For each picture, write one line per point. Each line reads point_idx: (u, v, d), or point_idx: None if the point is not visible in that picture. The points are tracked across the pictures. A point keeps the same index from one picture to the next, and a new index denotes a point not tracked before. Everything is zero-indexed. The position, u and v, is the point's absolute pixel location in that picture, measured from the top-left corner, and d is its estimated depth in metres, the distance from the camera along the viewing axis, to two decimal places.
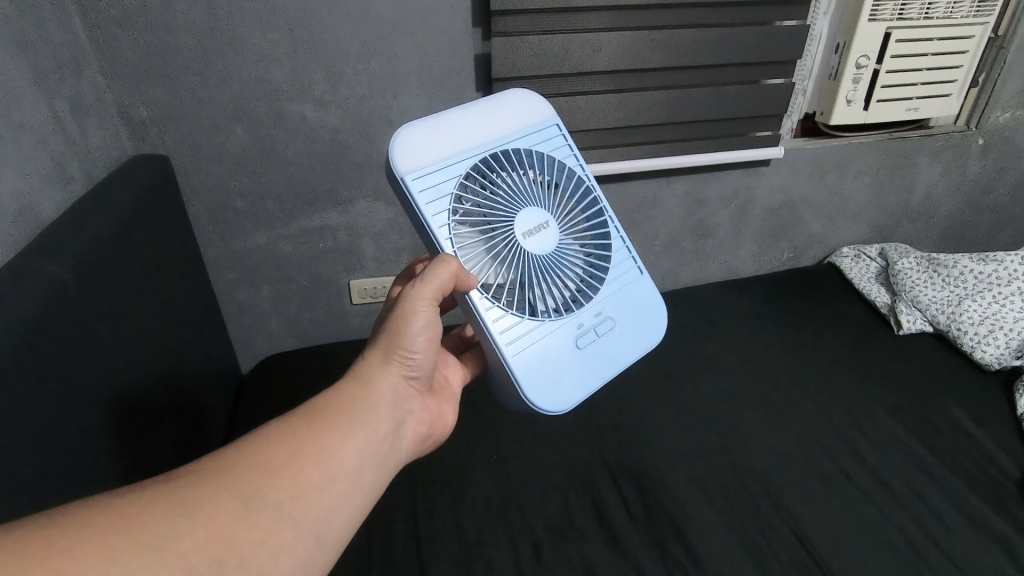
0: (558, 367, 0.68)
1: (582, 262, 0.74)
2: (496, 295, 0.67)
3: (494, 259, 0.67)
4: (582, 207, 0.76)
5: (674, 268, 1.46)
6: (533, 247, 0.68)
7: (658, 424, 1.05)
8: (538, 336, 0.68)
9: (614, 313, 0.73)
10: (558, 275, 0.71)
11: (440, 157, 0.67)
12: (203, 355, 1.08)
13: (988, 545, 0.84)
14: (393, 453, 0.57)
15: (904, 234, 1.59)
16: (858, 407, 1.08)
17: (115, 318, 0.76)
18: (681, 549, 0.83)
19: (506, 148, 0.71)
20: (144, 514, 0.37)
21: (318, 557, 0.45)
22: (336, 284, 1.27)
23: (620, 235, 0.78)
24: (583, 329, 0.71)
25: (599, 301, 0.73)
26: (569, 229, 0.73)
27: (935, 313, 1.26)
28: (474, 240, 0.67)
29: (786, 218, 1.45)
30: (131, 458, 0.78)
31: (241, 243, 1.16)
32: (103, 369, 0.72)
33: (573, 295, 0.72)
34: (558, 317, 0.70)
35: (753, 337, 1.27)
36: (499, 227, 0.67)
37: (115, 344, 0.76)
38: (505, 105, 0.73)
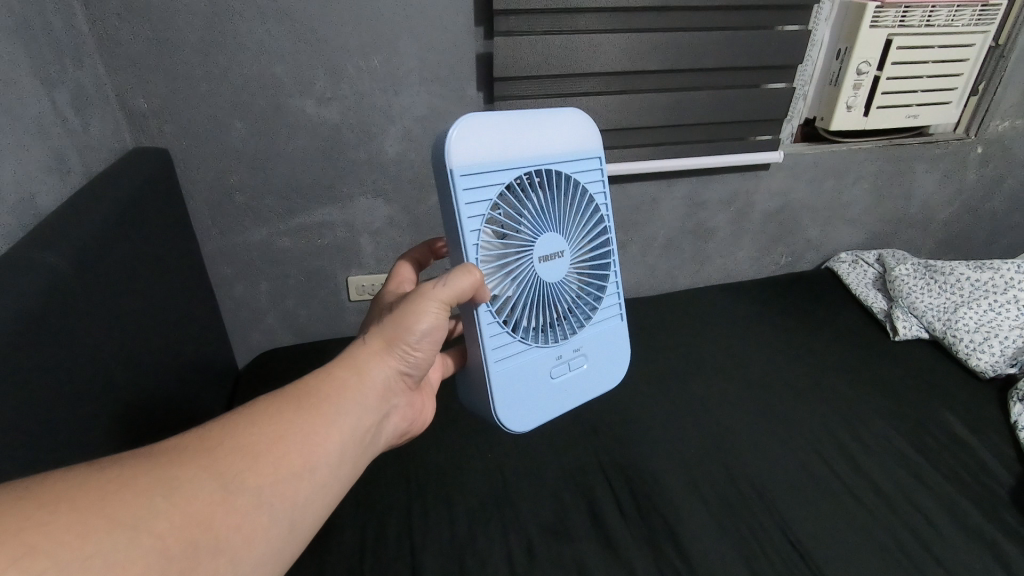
0: (530, 396, 0.70)
1: (578, 298, 0.74)
2: (500, 313, 0.66)
3: (508, 278, 0.66)
4: (593, 244, 0.75)
5: (673, 270, 1.46)
6: (544, 274, 0.68)
7: (653, 426, 1.05)
8: (523, 358, 0.69)
9: (588, 351, 0.76)
10: (558, 303, 0.71)
11: (491, 158, 0.64)
12: (200, 349, 1.08)
13: (980, 551, 0.84)
14: (371, 446, 0.57)
15: (902, 240, 1.59)
16: (853, 411, 1.09)
17: (112, 310, 0.76)
18: (674, 550, 0.83)
19: (549, 169, 0.68)
20: (121, 492, 0.37)
21: (289, 546, 0.45)
22: (335, 280, 1.27)
23: (616, 281, 0.78)
24: (560, 361, 0.73)
25: (580, 337, 0.75)
26: (576, 263, 0.73)
27: (932, 320, 1.26)
28: (493, 256, 0.65)
29: (784, 222, 1.45)
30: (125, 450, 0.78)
31: (240, 237, 1.16)
32: (99, 360, 0.72)
33: (561, 327, 0.73)
34: (543, 345, 0.71)
35: (750, 340, 1.27)
36: (517, 249, 0.66)
37: (112, 337, 0.75)
38: (561, 124, 0.70)
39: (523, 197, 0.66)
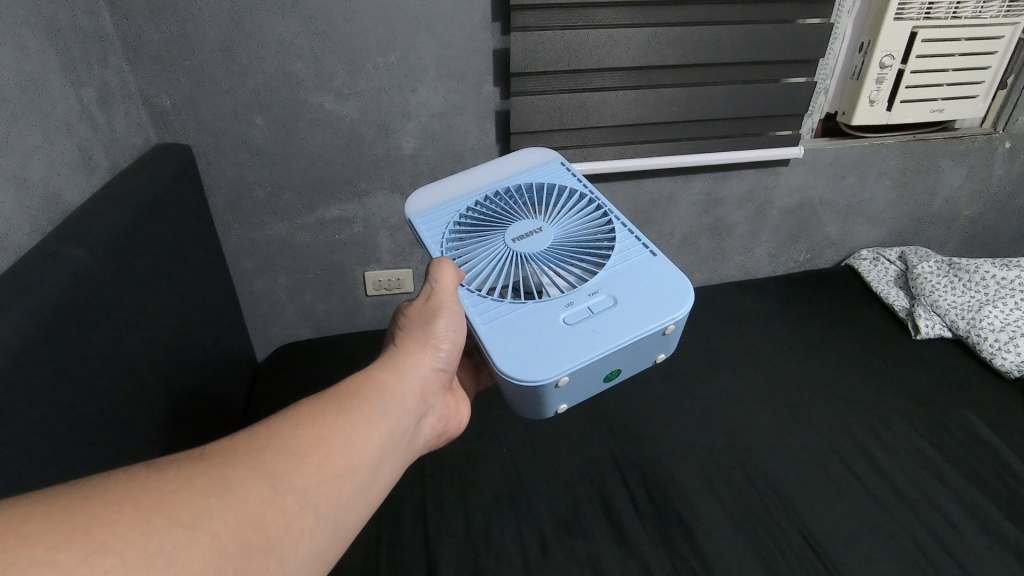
0: (541, 344, 0.60)
1: (579, 254, 0.69)
2: (481, 287, 0.67)
3: (482, 261, 0.69)
4: (582, 216, 0.74)
5: (689, 266, 1.45)
6: (524, 247, 0.69)
7: (668, 422, 1.05)
8: (522, 314, 0.63)
9: (614, 291, 0.64)
10: (557, 263, 0.68)
11: (443, 199, 0.78)
12: (221, 343, 1.10)
13: (1001, 553, 0.83)
14: (410, 445, 0.55)
15: (925, 237, 1.56)
16: (872, 411, 1.07)
17: (136, 303, 0.78)
18: (688, 547, 0.84)
19: (503, 186, 0.78)
20: (178, 492, 0.36)
21: (334, 547, 0.44)
22: (352, 275, 1.28)
23: (627, 229, 0.71)
24: (573, 308, 0.63)
25: (596, 282, 0.65)
26: (564, 232, 0.72)
27: (955, 318, 1.23)
28: (463, 250, 0.71)
29: (803, 218, 1.43)
30: (149, 441, 0.80)
31: (259, 233, 1.17)
32: (124, 353, 0.74)
33: (567, 282, 0.67)
34: (545, 300, 0.65)
35: (767, 338, 1.26)
36: (486, 239, 0.71)
37: (135, 328, 0.77)
38: (510, 160, 0.83)
39: (482, 211, 0.75)
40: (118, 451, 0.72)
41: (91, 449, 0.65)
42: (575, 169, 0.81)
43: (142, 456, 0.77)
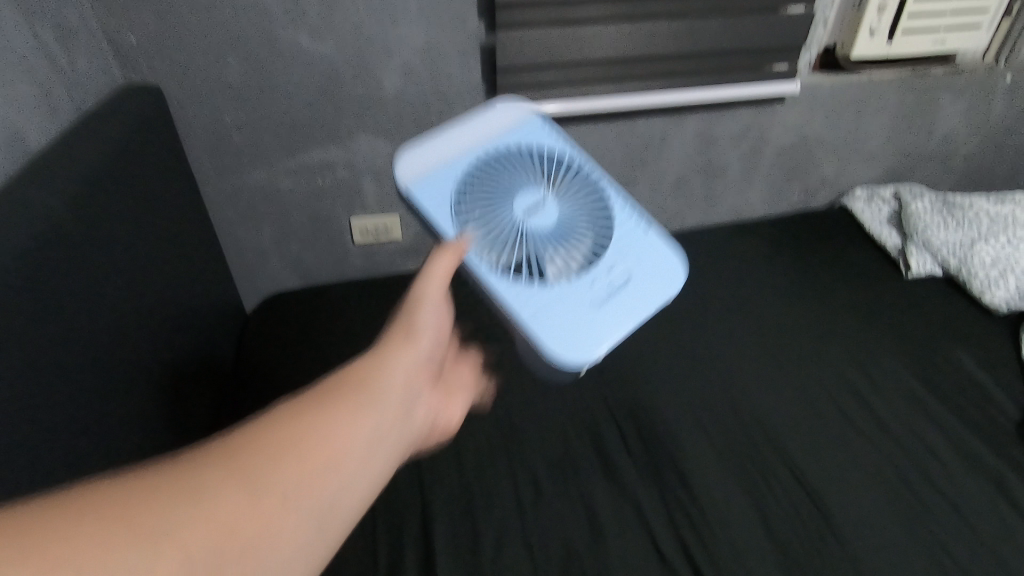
0: (577, 326, 0.64)
1: (587, 230, 0.70)
2: (508, 269, 0.66)
3: (498, 238, 0.66)
4: (577, 182, 0.72)
5: (682, 209, 1.42)
6: (533, 223, 0.67)
7: (658, 364, 1.05)
8: (551, 301, 0.65)
9: (630, 269, 0.68)
10: (568, 237, 0.68)
11: (435, 166, 0.71)
12: (204, 295, 1.08)
13: (984, 485, 0.86)
14: (408, 423, 0.55)
15: (921, 175, 1.54)
16: (862, 350, 1.08)
17: (110, 251, 0.75)
18: (679, 484, 0.85)
19: (493, 145, 0.72)
20: (141, 503, 0.35)
21: (326, 544, 0.43)
22: (338, 223, 1.25)
23: (621, 198, 0.73)
24: (597, 287, 0.66)
25: (611, 258, 0.68)
26: (567, 203, 0.70)
27: (946, 255, 1.22)
28: (474, 225, 0.67)
29: (799, 157, 1.40)
30: (129, 391, 0.78)
31: (238, 179, 1.14)
32: (99, 302, 0.72)
33: (584, 261, 0.68)
34: (570, 279, 0.66)
35: (760, 280, 1.25)
36: (494, 212, 0.68)
37: (109, 276, 0.75)
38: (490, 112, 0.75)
39: (482, 180, 0.70)
40: (97, 404, 0.71)
41: (65, 399, 0.64)
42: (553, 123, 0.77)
43: (124, 405, 0.77)
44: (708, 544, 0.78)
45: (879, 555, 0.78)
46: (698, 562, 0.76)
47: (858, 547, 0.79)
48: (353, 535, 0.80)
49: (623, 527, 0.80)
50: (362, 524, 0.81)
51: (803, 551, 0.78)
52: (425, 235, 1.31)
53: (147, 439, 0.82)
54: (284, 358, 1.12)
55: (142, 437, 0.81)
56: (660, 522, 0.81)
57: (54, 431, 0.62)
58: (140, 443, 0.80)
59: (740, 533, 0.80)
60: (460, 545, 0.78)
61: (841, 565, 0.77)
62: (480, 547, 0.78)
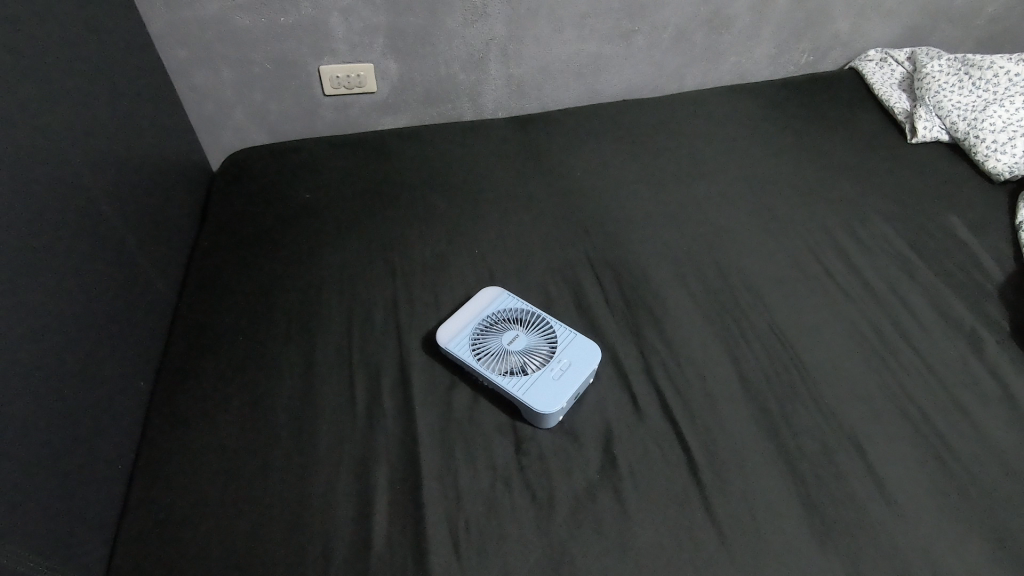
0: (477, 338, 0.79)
1: (499, 350, 0.77)
2: (498, 331, 0.80)
3: (511, 326, 0.80)
4: (494, 350, 0.77)
5: (681, 67, 1.32)
6: (507, 339, 0.79)
7: (645, 225, 1.01)
8: (496, 335, 0.79)
9: (476, 349, 0.78)
10: (502, 349, 0.77)
11: (545, 315, 0.82)
12: (158, 146, 0.99)
13: (956, 338, 0.86)
14: None
15: (938, 39, 1.44)
16: (853, 212, 1.05)
17: (20, 74, 0.67)
18: (657, 336, 0.85)
19: (527, 339, 0.79)
20: None
21: None
22: (305, 69, 1.13)
23: (473, 351, 0.78)
24: (483, 344, 0.78)
25: (483, 350, 0.78)
26: (498, 354, 0.77)
27: (956, 119, 1.17)
28: (529, 334, 0.80)
29: (811, 11, 1.29)
30: (79, 236, 0.73)
31: (190, 13, 1.01)
32: (18, 131, 0.65)
33: (489, 349, 0.78)
34: (481, 337, 0.79)
35: (757, 143, 1.19)
36: (521, 327, 0.80)
37: (23, 104, 0.66)
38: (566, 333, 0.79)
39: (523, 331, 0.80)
40: (38, 241, 0.65)
41: None
42: (528, 351, 0.77)
43: (74, 250, 0.71)
44: (683, 392, 0.79)
45: (849, 401, 0.78)
46: (670, 406, 0.77)
47: (830, 396, 0.79)
48: (331, 382, 0.79)
49: (599, 376, 0.80)
50: (341, 372, 0.80)
51: (774, 397, 0.78)
52: (402, 88, 1.20)
53: (109, 285, 0.78)
54: (251, 210, 1.04)
55: (103, 284, 0.77)
56: (636, 371, 0.81)
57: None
58: (102, 290, 0.77)
59: (715, 382, 0.80)
60: (438, 393, 0.78)
61: (811, 410, 0.77)
62: (457, 394, 0.78)
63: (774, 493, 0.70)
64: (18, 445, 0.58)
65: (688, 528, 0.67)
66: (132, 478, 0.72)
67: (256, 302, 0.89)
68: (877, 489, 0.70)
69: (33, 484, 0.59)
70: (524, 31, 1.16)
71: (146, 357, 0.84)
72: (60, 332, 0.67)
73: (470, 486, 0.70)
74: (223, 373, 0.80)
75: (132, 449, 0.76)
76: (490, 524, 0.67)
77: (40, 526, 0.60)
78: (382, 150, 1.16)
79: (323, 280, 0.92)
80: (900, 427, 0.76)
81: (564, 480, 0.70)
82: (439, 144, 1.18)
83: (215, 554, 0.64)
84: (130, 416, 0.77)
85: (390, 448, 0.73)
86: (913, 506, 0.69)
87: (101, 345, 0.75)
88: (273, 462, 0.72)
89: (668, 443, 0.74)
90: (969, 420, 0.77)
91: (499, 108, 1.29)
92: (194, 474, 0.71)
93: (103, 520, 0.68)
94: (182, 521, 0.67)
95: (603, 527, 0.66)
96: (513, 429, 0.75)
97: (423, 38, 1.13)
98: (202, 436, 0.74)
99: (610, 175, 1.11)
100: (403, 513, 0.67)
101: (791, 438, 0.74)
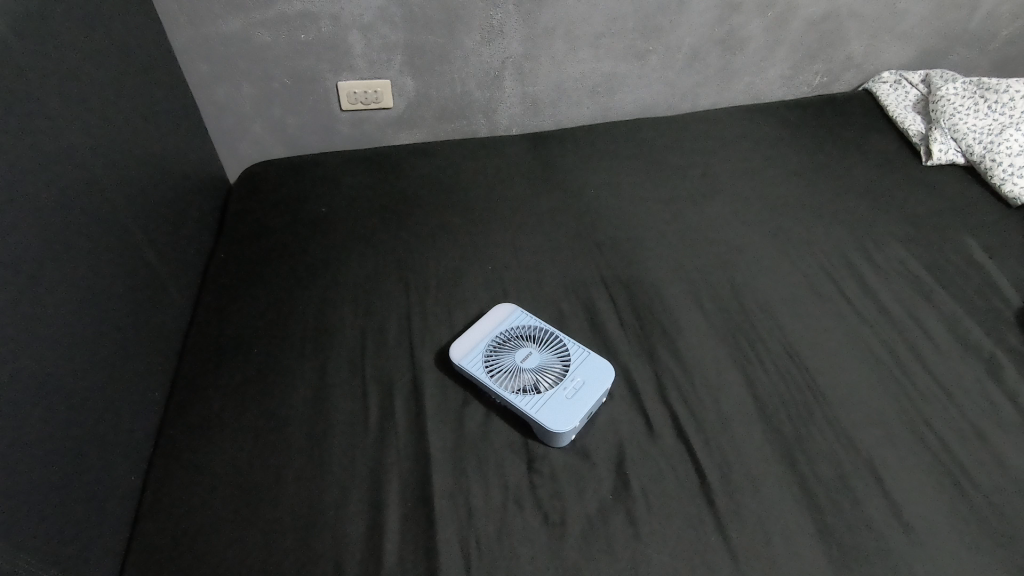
0: (491, 352, 0.80)
1: (513, 367, 0.77)
2: (514, 346, 0.80)
3: (526, 343, 0.80)
4: (507, 367, 0.77)
5: (695, 86, 1.32)
6: (521, 355, 0.79)
7: (658, 243, 1.02)
8: (509, 351, 0.79)
9: (489, 363, 0.78)
10: (515, 366, 0.77)
11: (562, 334, 0.82)
12: (177, 158, 1.00)
13: (975, 363, 0.85)
14: None
15: (953, 61, 1.44)
16: (867, 234, 1.05)
17: (44, 89, 0.68)
18: (671, 356, 0.85)
19: (542, 357, 0.79)
20: None
21: None
22: (323, 85, 1.14)
23: (487, 366, 0.78)
24: (496, 359, 0.79)
25: (497, 365, 0.78)
26: (511, 370, 0.77)
27: (972, 142, 1.17)
28: (544, 353, 0.79)
29: (826, 32, 1.29)
30: (97, 247, 0.74)
31: (213, 29, 1.03)
32: (41, 145, 0.66)
33: (503, 365, 0.78)
34: (495, 352, 0.79)
35: (770, 163, 1.19)
36: (536, 345, 0.80)
37: (46, 117, 0.68)
38: (582, 355, 0.79)
39: (538, 349, 0.80)
40: (57, 253, 0.66)
41: (15, 240, 0.60)
42: (542, 370, 0.77)
43: (91, 261, 0.72)
44: (697, 413, 0.78)
45: (865, 426, 0.77)
46: (684, 427, 0.76)
47: (846, 420, 0.78)
48: (344, 396, 0.79)
49: (613, 396, 0.80)
50: (354, 386, 0.81)
51: (789, 420, 0.78)
52: (418, 104, 1.21)
53: (126, 296, 0.79)
54: (267, 223, 1.05)
55: (119, 294, 0.78)
56: (649, 391, 0.80)
57: (4, 280, 0.58)
58: (118, 301, 0.77)
59: (729, 404, 0.79)
60: (451, 409, 0.78)
61: (826, 435, 0.76)
62: (470, 410, 0.78)
63: (790, 519, 0.69)
64: (31, 456, 0.58)
65: (702, 553, 0.66)
66: (145, 489, 0.72)
67: (271, 315, 0.89)
68: (894, 517, 0.69)
69: (46, 497, 0.59)
70: (539, 50, 1.18)
71: (160, 368, 0.84)
72: (77, 343, 0.68)
73: (481, 504, 0.69)
74: (237, 386, 0.81)
75: (145, 461, 0.76)
76: (502, 544, 0.66)
77: (52, 538, 0.60)
78: (397, 165, 1.17)
79: (337, 293, 0.92)
80: (919, 453, 0.75)
81: (576, 501, 0.70)
82: (453, 160, 1.19)
83: (226, 570, 0.64)
84: (143, 427, 0.77)
85: (402, 465, 0.73)
86: (933, 536, 0.68)
87: (117, 355, 0.75)
88: (285, 477, 0.71)
89: (682, 465, 0.73)
90: (989, 448, 0.76)
91: (514, 125, 1.30)
92: (206, 488, 0.71)
93: (114, 532, 0.68)
94: (193, 535, 0.67)
95: (616, 550, 0.66)
96: (525, 448, 0.75)
97: (440, 55, 1.14)
98: (215, 449, 0.74)
99: (623, 194, 1.12)
100: (414, 531, 0.67)
101: (807, 463, 0.74)
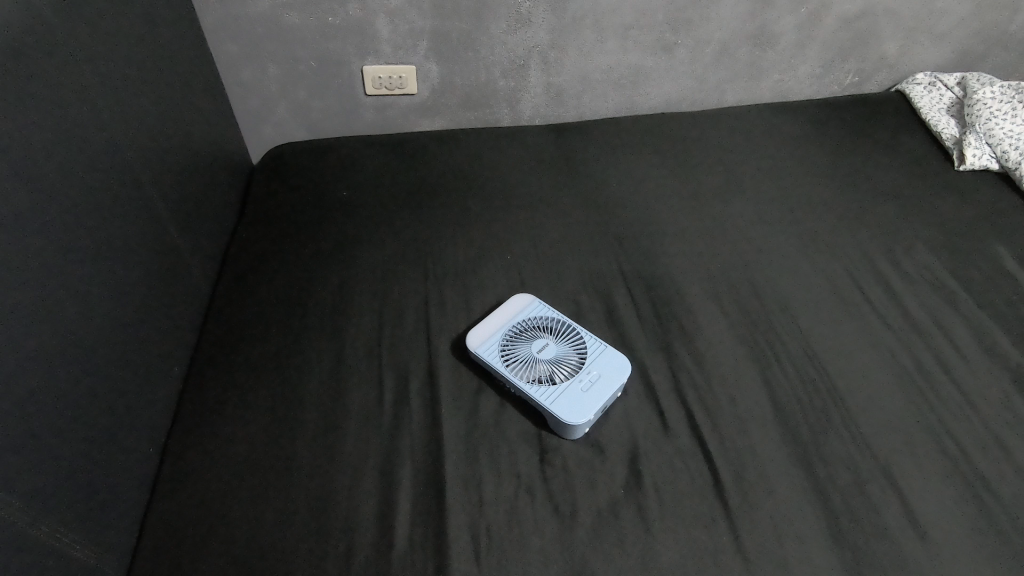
0: (508, 342, 0.80)
1: (528, 357, 0.77)
2: (531, 337, 0.80)
3: (544, 334, 0.80)
4: (523, 357, 0.77)
5: (722, 82, 1.30)
6: (538, 346, 0.78)
7: (678, 239, 1.01)
8: (525, 342, 0.79)
9: (505, 352, 0.78)
10: (530, 357, 0.77)
11: (580, 327, 0.82)
12: (202, 137, 1.01)
13: (1001, 374, 0.83)
14: None
15: (991, 64, 1.40)
16: (894, 238, 1.03)
17: (75, 64, 0.69)
18: (688, 354, 0.84)
19: (559, 349, 0.78)
20: None
21: None
22: (348, 69, 1.14)
23: (502, 355, 0.78)
24: (512, 348, 0.79)
25: (513, 355, 0.78)
26: (527, 360, 0.77)
27: (1007, 148, 1.14)
28: (561, 345, 0.79)
29: (860, 31, 1.27)
30: (121, 222, 0.75)
31: (241, 10, 1.03)
32: (70, 120, 0.67)
33: (519, 354, 0.78)
34: (512, 342, 0.79)
35: (795, 162, 1.17)
36: (553, 337, 0.80)
37: (76, 92, 0.69)
38: (600, 351, 0.79)
39: (555, 340, 0.80)
40: (82, 227, 0.67)
41: (40, 213, 0.61)
42: (557, 363, 0.77)
43: (115, 236, 0.73)
44: (712, 413, 0.77)
45: (884, 433, 0.76)
46: (698, 425, 0.76)
47: (864, 426, 0.77)
48: (359, 379, 0.80)
49: (628, 391, 0.79)
50: (370, 370, 0.81)
51: (807, 423, 0.77)
52: (441, 91, 1.21)
53: (148, 273, 0.80)
54: (288, 205, 1.06)
55: (142, 271, 0.79)
56: (665, 388, 0.80)
57: (31, 251, 0.59)
58: (141, 277, 0.79)
59: (745, 404, 0.78)
60: (464, 397, 0.78)
61: (844, 440, 0.75)
62: (484, 399, 0.78)
63: (803, 522, 0.68)
64: (53, 425, 0.60)
65: (712, 552, 0.65)
66: (162, 462, 0.73)
67: (290, 296, 0.90)
68: (911, 527, 0.68)
69: (65, 467, 0.61)
70: (565, 40, 1.17)
71: (179, 344, 0.86)
72: (100, 317, 0.69)
73: (492, 493, 0.70)
74: (254, 365, 0.82)
75: (162, 434, 0.78)
76: (511, 532, 0.66)
77: (72, 505, 0.61)
78: (419, 152, 1.17)
79: (356, 277, 0.93)
80: (938, 463, 0.74)
81: (588, 494, 0.69)
82: (476, 149, 1.19)
83: (239, 546, 0.65)
84: (161, 401, 0.79)
85: (414, 450, 0.73)
86: (949, 547, 0.67)
87: (139, 330, 0.77)
88: (299, 457, 0.72)
89: (696, 463, 0.72)
90: (1013, 462, 0.74)
91: (537, 115, 1.29)
92: (221, 463, 0.72)
93: (131, 502, 0.70)
94: (208, 509, 0.68)
95: (626, 545, 0.65)
96: (538, 439, 0.75)
97: (466, 42, 1.14)
98: (231, 425, 0.75)
99: (645, 188, 1.10)
100: (425, 515, 0.67)
101: (823, 467, 0.73)
